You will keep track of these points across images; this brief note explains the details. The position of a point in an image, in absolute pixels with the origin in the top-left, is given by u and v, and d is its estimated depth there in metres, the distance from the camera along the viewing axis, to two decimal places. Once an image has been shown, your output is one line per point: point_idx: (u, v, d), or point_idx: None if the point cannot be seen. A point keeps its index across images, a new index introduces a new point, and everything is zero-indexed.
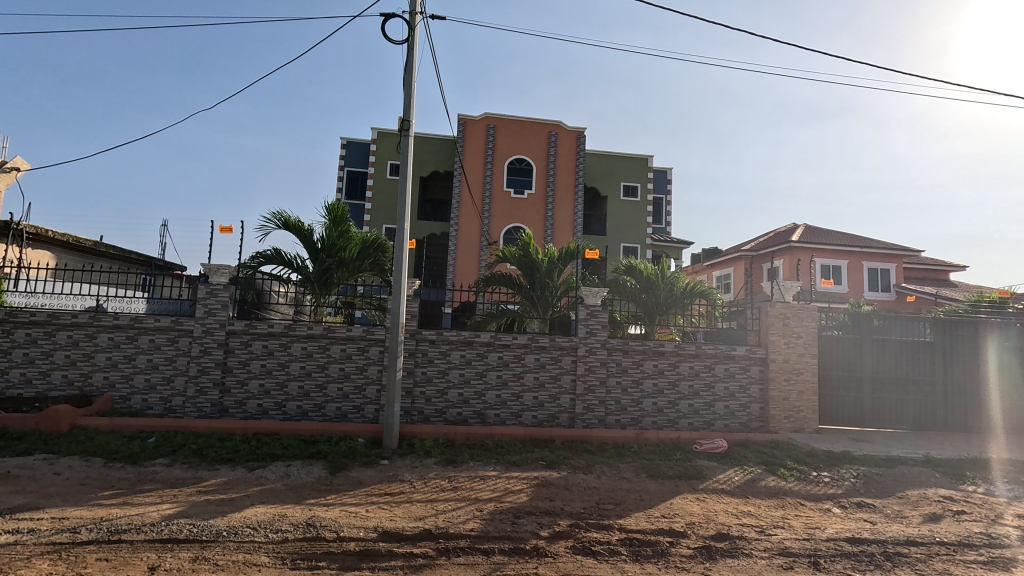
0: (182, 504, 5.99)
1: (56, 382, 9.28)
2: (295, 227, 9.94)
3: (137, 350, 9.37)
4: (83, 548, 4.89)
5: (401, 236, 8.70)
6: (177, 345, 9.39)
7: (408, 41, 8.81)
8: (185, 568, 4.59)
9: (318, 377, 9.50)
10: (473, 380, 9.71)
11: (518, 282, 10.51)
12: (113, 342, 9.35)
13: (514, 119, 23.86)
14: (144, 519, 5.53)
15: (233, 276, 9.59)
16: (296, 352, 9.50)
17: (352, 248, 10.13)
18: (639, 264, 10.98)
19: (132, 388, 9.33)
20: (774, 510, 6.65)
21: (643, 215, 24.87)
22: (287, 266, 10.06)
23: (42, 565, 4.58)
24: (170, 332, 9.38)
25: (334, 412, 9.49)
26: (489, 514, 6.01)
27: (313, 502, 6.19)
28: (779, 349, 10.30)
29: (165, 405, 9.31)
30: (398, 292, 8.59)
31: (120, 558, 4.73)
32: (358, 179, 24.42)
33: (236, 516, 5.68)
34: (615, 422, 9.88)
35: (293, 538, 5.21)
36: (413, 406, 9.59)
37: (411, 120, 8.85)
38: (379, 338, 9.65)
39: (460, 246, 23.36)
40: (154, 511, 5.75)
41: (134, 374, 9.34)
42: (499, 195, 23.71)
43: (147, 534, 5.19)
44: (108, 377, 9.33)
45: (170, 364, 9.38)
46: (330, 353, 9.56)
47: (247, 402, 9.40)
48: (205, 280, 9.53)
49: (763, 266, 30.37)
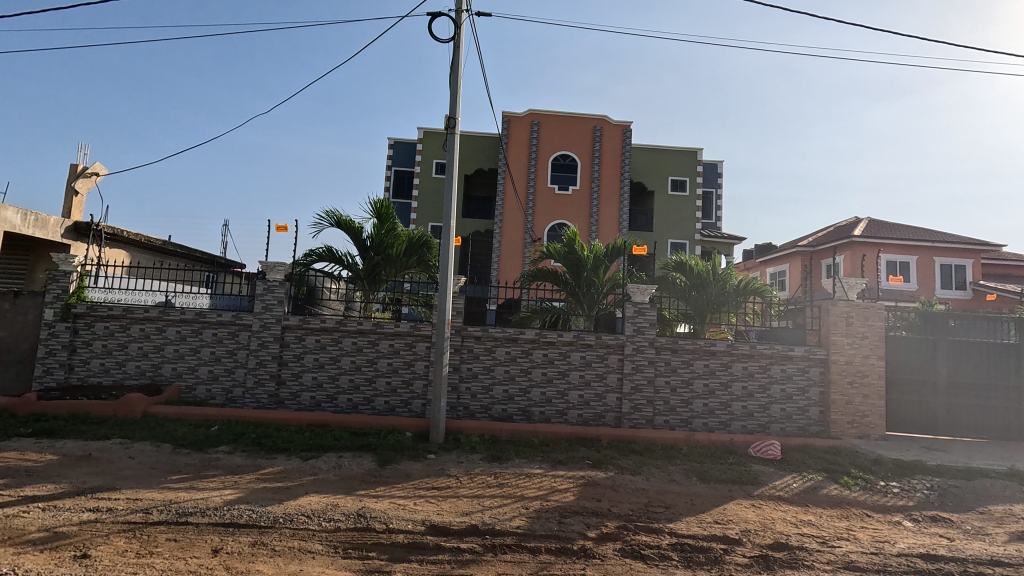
0: (242, 490, 6.28)
1: (130, 371, 9.96)
2: (346, 225, 10.22)
3: (201, 343, 9.92)
4: (154, 528, 5.21)
5: (448, 232, 8.74)
6: (237, 338, 9.87)
7: (455, 39, 8.83)
8: (245, 551, 4.80)
9: (368, 371, 9.75)
10: (518, 376, 9.69)
11: (564, 278, 10.42)
12: (180, 335, 9.94)
13: (558, 115, 23.66)
14: (208, 503, 5.83)
15: (287, 273, 9.98)
16: (347, 347, 9.79)
17: (399, 245, 10.40)
18: (689, 260, 10.60)
19: (197, 379, 9.88)
20: (837, 521, 6.27)
21: (691, 210, 24.13)
22: (338, 263, 10.37)
23: (118, 542, 4.90)
24: (231, 326, 9.88)
25: (383, 406, 9.71)
26: (535, 512, 5.96)
27: (363, 493, 6.34)
28: (842, 350, 9.70)
29: (228, 395, 9.81)
30: (444, 289, 8.65)
31: (187, 539, 5.00)
32: (404, 178, 24.88)
33: (292, 503, 5.91)
34: (664, 423, 9.62)
35: (345, 528, 5.35)
36: (459, 401, 9.67)
37: (458, 117, 8.89)
38: (425, 334, 9.78)
39: (505, 243, 23.36)
40: (217, 496, 6.05)
41: (198, 366, 9.89)
42: (544, 192, 23.56)
43: (211, 517, 5.47)
44: (176, 368, 9.92)
45: (231, 356, 9.87)
46: (379, 347, 9.79)
47: (301, 395, 9.76)
48: (263, 276, 9.95)
49: (822, 262, 28.79)
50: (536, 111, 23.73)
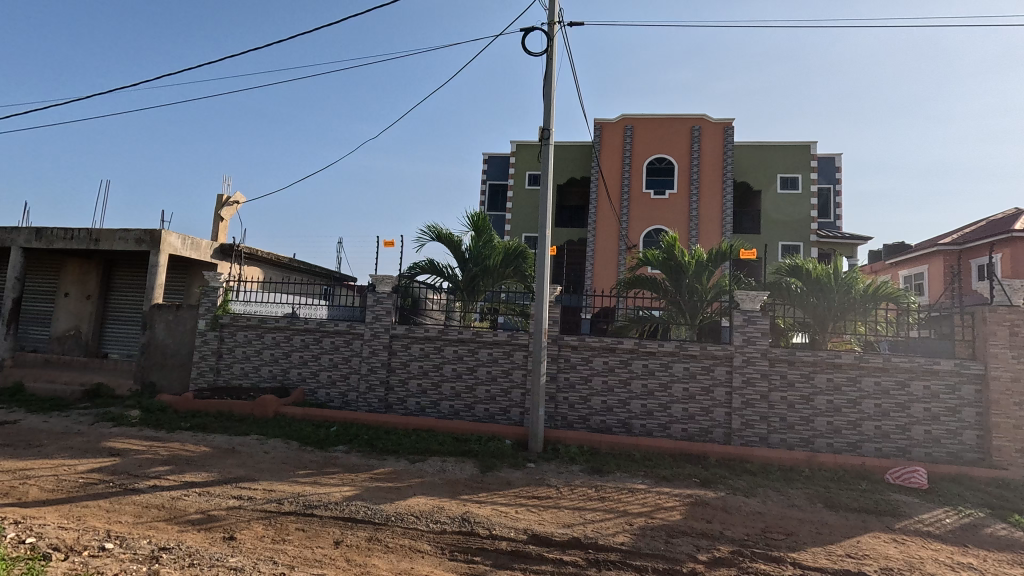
0: (358, 488, 6.75)
1: (264, 375, 11.19)
2: (446, 238, 10.71)
3: (321, 350, 10.89)
4: (286, 517, 5.78)
5: (544, 241, 8.80)
6: (352, 346, 10.71)
7: (548, 53, 8.95)
8: (362, 545, 5.14)
9: (468, 379, 10.07)
10: (618, 387, 9.45)
11: (663, 286, 9.99)
12: (304, 342, 11.00)
13: (652, 118, 23.00)
14: (330, 498, 6.34)
15: (394, 285, 10.65)
16: (449, 355, 10.20)
17: (495, 256, 10.73)
18: (806, 263, 9.61)
19: (318, 383, 10.85)
20: (1008, 567, 5.29)
21: (805, 209, 22.12)
22: (439, 274, 10.87)
23: (258, 527, 5.49)
24: (346, 335, 10.75)
25: (483, 413, 9.96)
26: (639, 529, 5.74)
27: (467, 498, 6.52)
28: (1006, 365, 8.26)
29: (344, 399, 10.66)
30: (540, 298, 8.70)
31: (313, 530, 5.47)
32: (498, 191, 25.58)
33: (402, 503, 6.24)
34: (780, 442, 8.83)
35: (451, 530, 5.54)
36: (557, 411, 9.64)
37: (551, 128, 8.97)
38: (522, 343, 9.91)
39: (599, 251, 23.02)
40: (338, 492, 6.57)
41: (319, 371, 10.86)
42: (638, 197, 22.94)
43: (333, 511, 5.95)
44: (301, 373, 10.98)
45: (346, 362, 10.72)
46: (478, 356, 10.07)
47: (408, 400, 10.32)
48: (373, 288, 10.71)
49: (972, 262, 24.86)
50: (629, 116, 23.26)
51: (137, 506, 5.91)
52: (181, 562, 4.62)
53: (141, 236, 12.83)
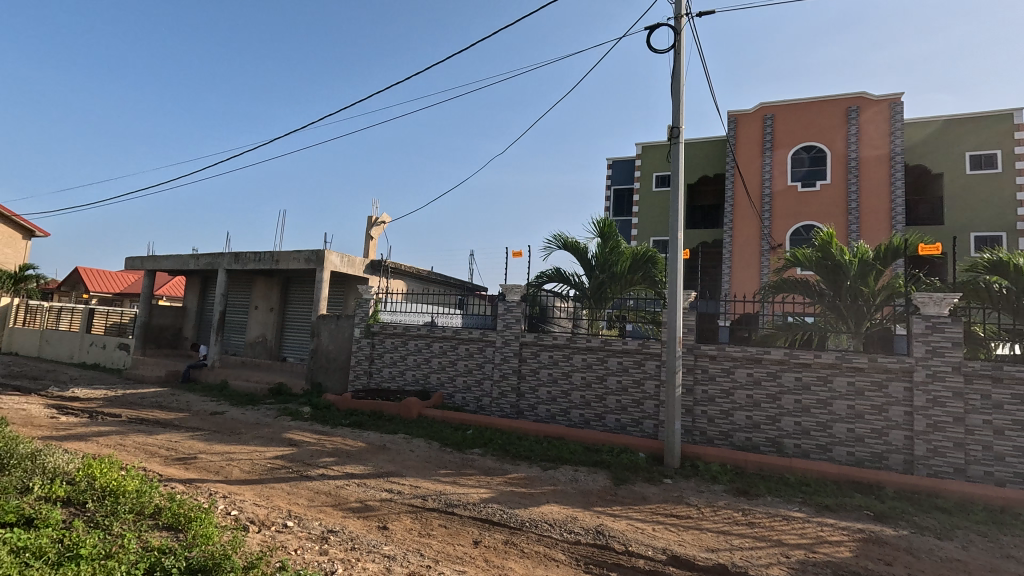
0: (494, 491, 7.00)
1: (408, 379, 12.21)
2: (572, 246, 10.72)
3: (457, 356, 11.58)
4: (431, 513, 6.20)
5: (676, 245, 8.36)
6: (485, 353, 11.21)
7: (675, 48, 8.55)
8: (499, 547, 5.31)
9: (598, 388, 9.91)
10: (765, 402, 8.58)
11: (818, 289, 8.86)
12: (442, 349, 11.80)
13: (797, 103, 20.77)
14: (469, 499, 6.66)
15: (523, 294, 10.96)
16: (578, 363, 10.15)
17: (623, 262, 10.47)
18: (1014, 257, 7.78)
19: (455, 387, 11.52)
20: None
21: (1009, 191, 18.10)
22: (565, 282, 10.92)
23: (407, 520, 5.97)
24: (479, 342, 11.30)
25: (614, 424, 9.72)
26: (798, 564, 5.10)
27: (601, 510, 6.40)
28: None
29: (478, 403, 11.17)
30: (672, 305, 8.26)
31: (455, 528, 5.78)
32: (624, 195, 24.95)
33: (536, 510, 6.32)
34: (985, 476, 7.25)
35: (585, 542, 5.46)
36: (694, 425, 9.03)
37: (681, 126, 8.53)
38: (654, 352, 9.50)
39: (737, 253, 21.21)
40: (476, 493, 6.88)
41: (456, 377, 11.53)
42: (783, 191, 20.75)
43: (472, 511, 6.24)
44: (440, 378, 11.76)
45: (480, 368, 11.25)
46: (608, 365, 9.88)
47: (538, 407, 10.47)
48: (503, 297, 11.13)
49: None
50: (769, 104, 21.28)
51: (310, 491, 6.80)
52: (344, 544, 5.20)
53: (310, 256, 14.86)
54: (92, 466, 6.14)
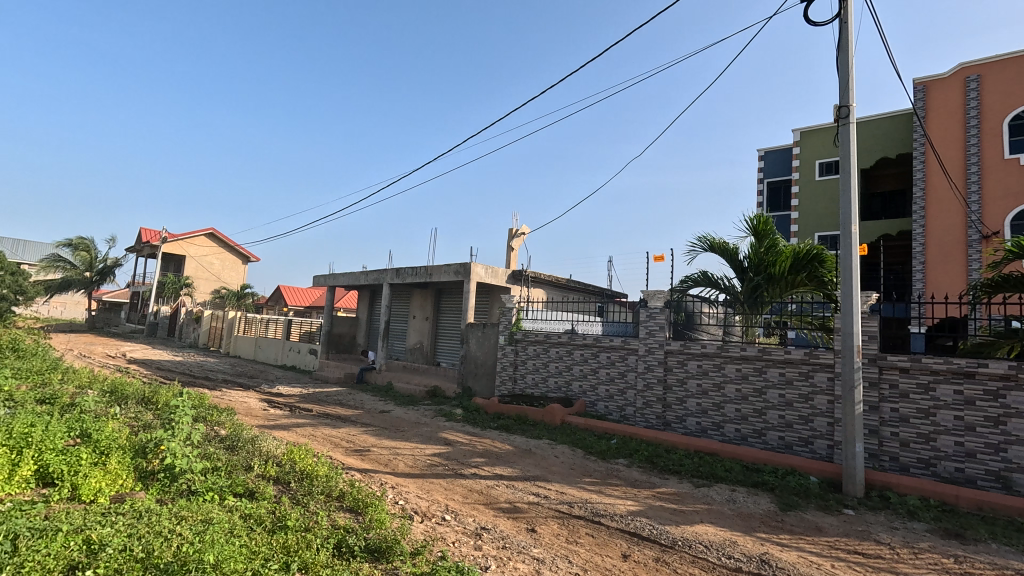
0: (642, 504, 6.76)
1: (551, 386, 12.42)
2: (721, 247, 9.97)
3: (599, 364, 11.48)
4: (577, 521, 6.20)
5: (849, 241, 7.29)
6: (627, 361, 10.94)
7: (841, 17, 7.52)
8: (650, 564, 5.10)
9: (757, 402, 9.02)
10: (983, 427, 7.00)
11: None
12: (584, 357, 11.81)
13: (1014, 57, 16.79)
14: (616, 510, 6.53)
15: (667, 300, 10.41)
16: (732, 374, 9.38)
17: (783, 262, 9.27)
18: None
19: (598, 396, 11.42)
20: None
21: None
22: (714, 286, 10.17)
23: (554, 525, 6.06)
24: (622, 350, 11.07)
25: (777, 442, 8.74)
26: None
27: (765, 537, 5.79)
28: None
29: (622, 413, 10.91)
30: (848, 309, 7.20)
31: (602, 539, 5.71)
32: (780, 188, 22.38)
33: (689, 529, 5.95)
34: None
35: (747, 570, 4.99)
36: (882, 449, 7.72)
37: (852, 104, 7.44)
38: (825, 363, 8.36)
39: (932, 245, 17.73)
40: (622, 505, 6.71)
41: (598, 385, 11.43)
42: (997, 167, 16.85)
43: (619, 524, 6.10)
44: (582, 386, 11.77)
45: (622, 377, 11.00)
46: (767, 376, 8.95)
47: (687, 420, 9.88)
48: (645, 303, 10.72)
49: None
50: (971, 64, 17.57)
51: (464, 488, 7.28)
52: (497, 542, 5.46)
53: (458, 269, 16.02)
54: (293, 452, 7.35)
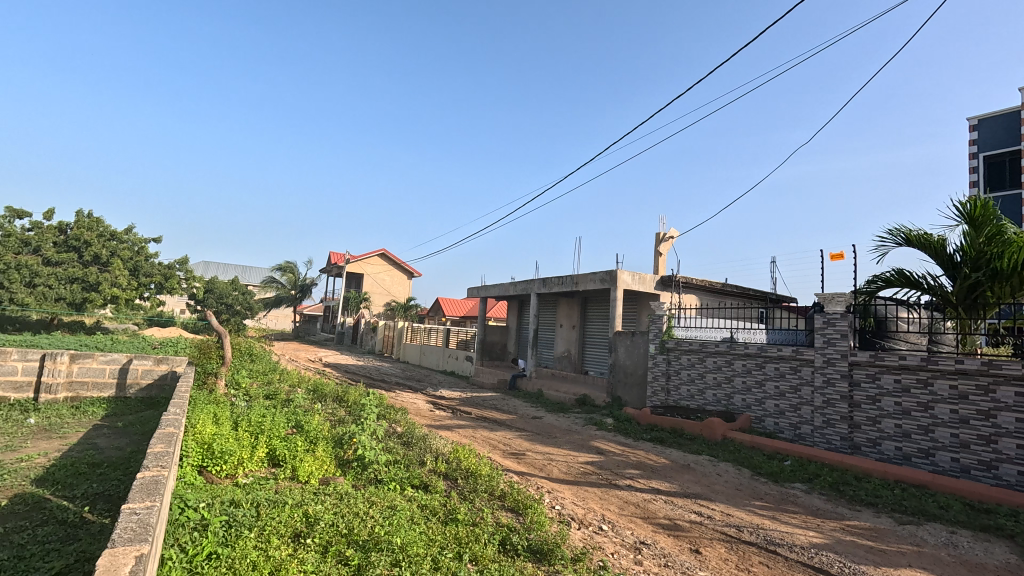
0: (827, 537, 5.95)
1: (709, 398, 11.60)
2: (920, 241, 8.42)
3: (766, 377, 10.43)
4: (748, 547, 5.69)
5: None
6: (801, 374, 9.76)
7: None
8: None
9: (982, 426, 7.35)
10: None
11: None
12: (747, 368, 10.85)
13: None
14: (795, 540, 5.84)
15: (850, 305, 9.22)
16: (943, 391, 7.79)
17: (1013, 256, 7.44)
18: None
19: (765, 411, 10.36)
20: None
21: None
22: (914, 287, 8.62)
23: (721, 548, 5.64)
24: (793, 361, 9.93)
25: (1016, 479, 7.00)
26: None
27: None
28: None
29: (796, 431, 9.73)
30: None
31: (780, 571, 5.15)
32: None
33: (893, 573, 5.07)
34: None
35: None
36: None
37: None
38: None
39: None
40: (803, 535, 5.98)
41: (765, 399, 10.37)
42: None
43: (800, 556, 5.44)
44: (746, 400, 10.80)
45: (795, 391, 9.83)
46: (996, 396, 7.25)
47: (882, 444, 8.43)
48: (821, 309, 9.58)
49: None
50: None
51: (620, 500, 7.16)
52: (658, 559, 5.27)
53: (604, 276, 15.90)
54: (458, 452, 7.99)
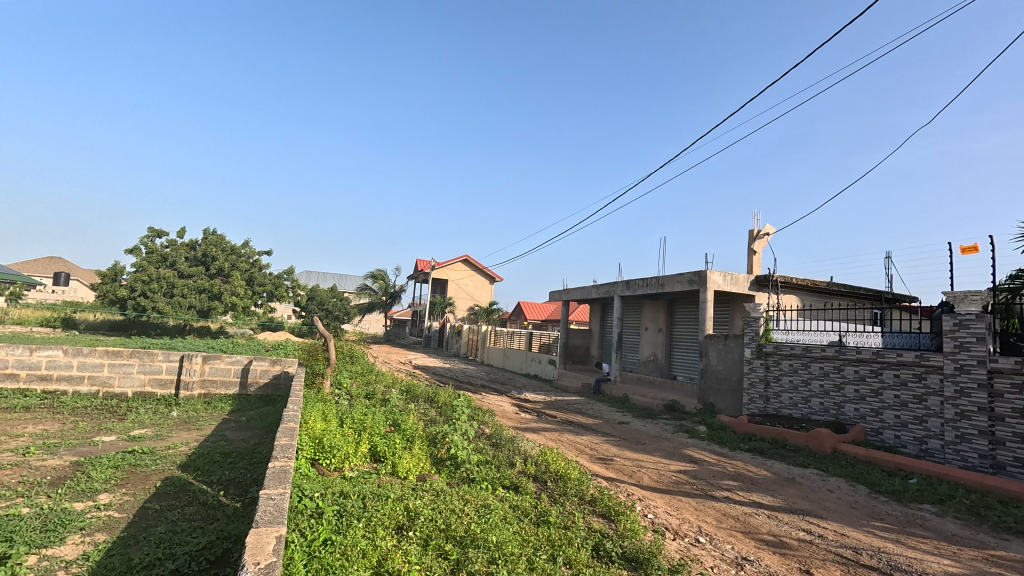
0: (967, 567, 5.27)
1: (815, 407, 10.71)
2: None
3: (883, 385, 9.45)
4: (869, 571, 5.19)
5: None
6: (926, 382, 8.73)
7: None
8: None
9: None
10: None
11: None
12: (860, 375, 9.90)
13: None
14: (926, 568, 5.23)
15: (988, 304, 8.10)
16: None
17: None
18: None
19: (883, 423, 9.38)
20: None
21: None
22: None
23: (837, 571, 5.19)
24: (917, 367, 8.91)
25: None
26: None
27: None
28: None
29: (922, 447, 8.70)
30: None
31: None
32: None
33: None
34: None
35: None
36: None
37: None
38: None
39: None
40: (936, 563, 5.34)
41: (883, 410, 9.39)
42: None
43: None
44: (859, 410, 9.84)
45: (920, 402, 8.81)
46: None
47: None
48: (951, 310, 8.53)
49: None
50: None
51: (718, 512, 6.82)
52: None
53: (692, 277, 15.24)
54: (546, 454, 8.04)
